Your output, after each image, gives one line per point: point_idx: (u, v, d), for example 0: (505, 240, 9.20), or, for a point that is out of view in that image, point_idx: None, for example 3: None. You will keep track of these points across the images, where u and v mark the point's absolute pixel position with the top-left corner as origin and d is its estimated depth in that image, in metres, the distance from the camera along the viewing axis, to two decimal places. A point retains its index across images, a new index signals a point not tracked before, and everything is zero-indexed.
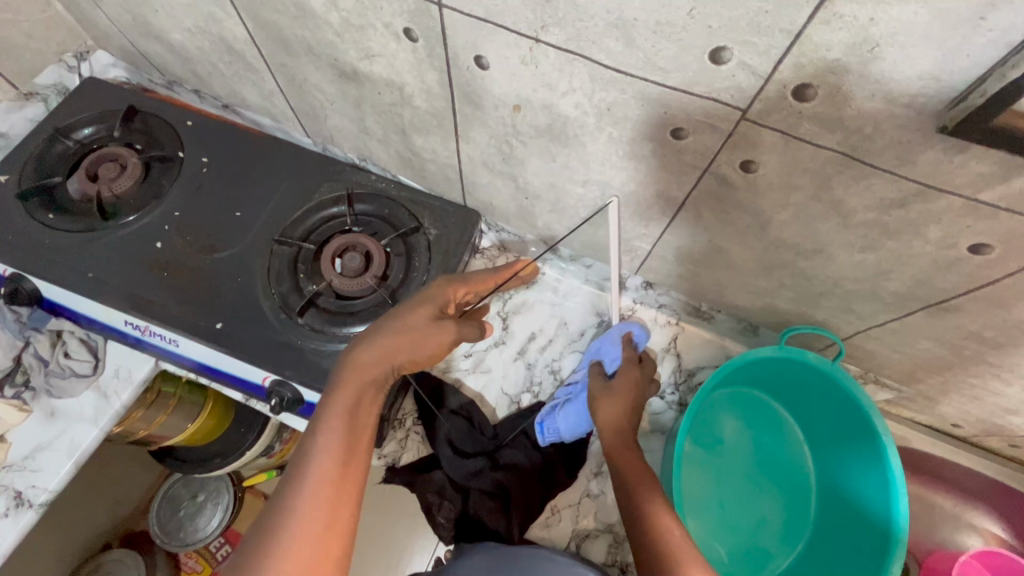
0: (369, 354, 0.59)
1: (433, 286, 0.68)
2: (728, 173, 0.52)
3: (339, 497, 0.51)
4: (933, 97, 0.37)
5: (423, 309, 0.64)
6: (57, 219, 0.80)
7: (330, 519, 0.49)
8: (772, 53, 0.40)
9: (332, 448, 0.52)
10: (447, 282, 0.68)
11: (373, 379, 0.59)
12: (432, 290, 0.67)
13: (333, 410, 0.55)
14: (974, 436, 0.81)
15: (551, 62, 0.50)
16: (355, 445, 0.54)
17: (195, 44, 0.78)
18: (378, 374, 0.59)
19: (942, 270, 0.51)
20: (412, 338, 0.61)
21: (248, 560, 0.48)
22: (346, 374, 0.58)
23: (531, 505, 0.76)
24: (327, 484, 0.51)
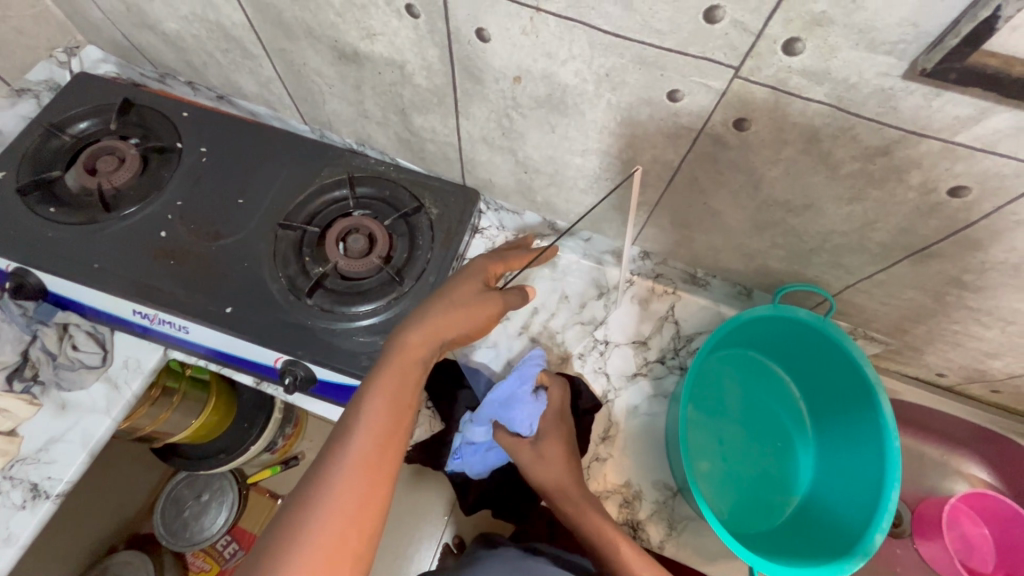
0: (414, 339, 0.60)
1: (474, 262, 0.70)
2: (721, 133, 0.55)
3: (376, 473, 0.52)
4: (913, 44, 0.40)
5: (471, 284, 0.66)
6: (58, 212, 0.80)
7: (366, 493, 0.51)
8: (763, 9, 0.42)
9: (375, 424, 0.54)
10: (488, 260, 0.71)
11: (419, 360, 0.59)
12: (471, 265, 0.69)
13: (378, 389, 0.56)
14: (958, 384, 0.85)
15: (551, 31, 0.52)
16: (397, 424, 0.55)
17: (191, 32, 0.79)
18: (425, 354, 0.60)
19: (925, 216, 0.55)
20: (456, 320, 0.63)
21: (282, 525, 0.49)
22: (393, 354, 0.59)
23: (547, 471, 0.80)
24: (368, 459, 0.52)
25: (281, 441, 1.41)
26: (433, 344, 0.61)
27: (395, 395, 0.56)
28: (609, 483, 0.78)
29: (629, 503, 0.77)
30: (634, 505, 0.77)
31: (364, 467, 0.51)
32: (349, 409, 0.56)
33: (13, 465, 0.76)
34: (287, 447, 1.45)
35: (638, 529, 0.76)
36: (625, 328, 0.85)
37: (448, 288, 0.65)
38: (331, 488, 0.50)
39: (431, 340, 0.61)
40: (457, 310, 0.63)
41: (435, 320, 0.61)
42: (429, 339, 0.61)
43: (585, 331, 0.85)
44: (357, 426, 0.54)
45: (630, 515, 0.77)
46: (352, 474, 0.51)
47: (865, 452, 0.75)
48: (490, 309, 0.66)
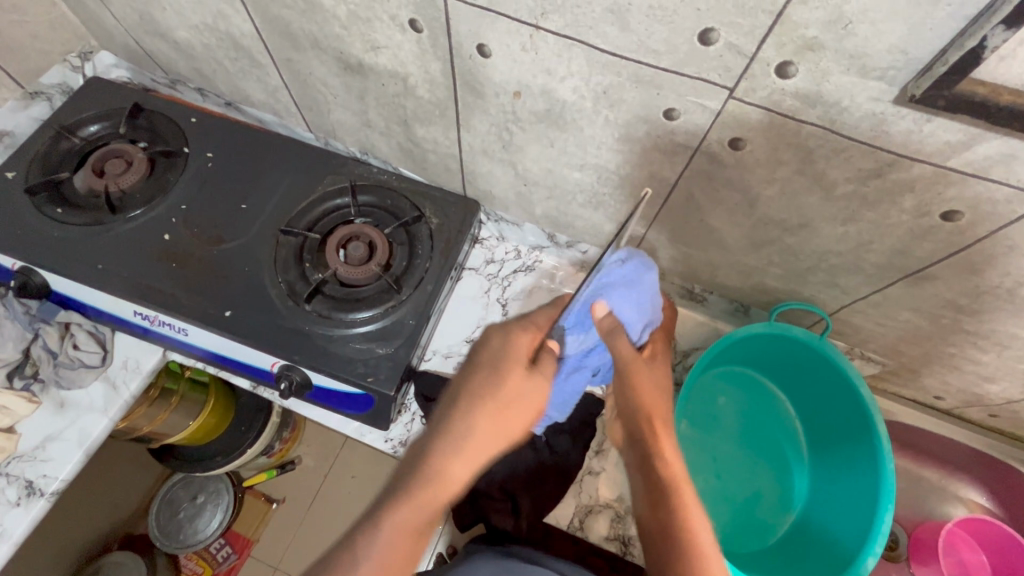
0: (450, 460, 0.56)
1: (513, 339, 0.61)
2: (717, 151, 0.56)
3: None
4: (903, 70, 0.41)
5: (518, 375, 0.59)
6: (65, 213, 0.81)
7: None
8: (756, 32, 0.43)
9: (398, 542, 0.53)
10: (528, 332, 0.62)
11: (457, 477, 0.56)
12: (518, 346, 0.61)
13: (408, 503, 0.54)
14: (955, 407, 0.85)
15: (550, 48, 0.53)
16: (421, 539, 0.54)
17: (201, 41, 0.80)
18: (465, 471, 0.56)
19: (919, 238, 0.55)
20: (496, 433, 0.57)
21: None
22: (428, 464, 0.56)
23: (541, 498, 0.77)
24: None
25: (277, 445, 1.42)
26: (472, 464, 0.56)
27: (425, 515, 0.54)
28: (601, 497, 0.78)
29: (620, 518, 0.77)
30: (625, 520, 0.77)
31: None
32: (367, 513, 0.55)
33: (10, 461, 0.77)
34: (284, 451, 1.46)
35: (629, 545, 0.76)
36: None
37: (491, 388, 0.58)
38: None
39: (467, 459, 0.56)
40: (500, 421, 0.57)
41: (476, 438, 0.56)
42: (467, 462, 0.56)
43: None
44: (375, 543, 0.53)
45: (621, 530, 0.77)
46: None
47: (861, 476, 0.74)
48: (534, 407, 0.60)
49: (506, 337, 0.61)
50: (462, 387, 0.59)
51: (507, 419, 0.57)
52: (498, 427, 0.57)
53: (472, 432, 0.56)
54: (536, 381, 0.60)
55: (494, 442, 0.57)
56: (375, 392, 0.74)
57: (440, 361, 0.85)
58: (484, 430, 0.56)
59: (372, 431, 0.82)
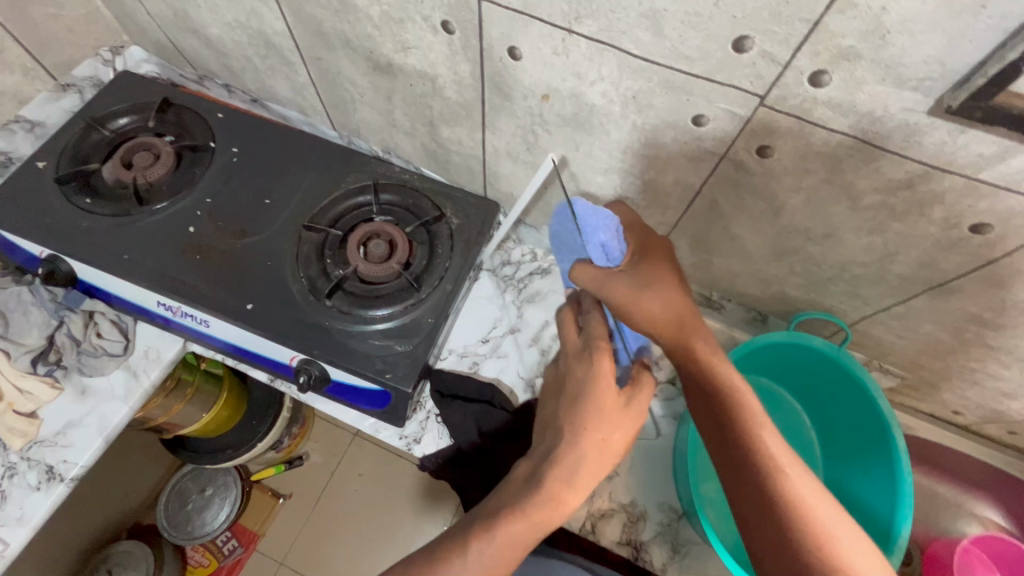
0: (563, 492, 0.52)
1: (598, 364, 0.57)
2: (744, 158, 0.56)
3: None
4: (939, 81, 0.41)
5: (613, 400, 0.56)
6: (93, 203, 0.83)
7: None
8: (791, 41, 0.43)
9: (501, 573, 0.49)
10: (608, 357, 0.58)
11: (563, 510, 0.53)
12: (602, 373, 0.57)
13: (513, 533, 0.50)
14: (974, 423, 0.84)
15: (582, 52, 0.54)
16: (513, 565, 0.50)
17: (232, 38, 0.82)
18: (567, 501, 0.53)
19: (946, 250, 0.55)
20: (601, 463, 0.55)
21: None
22: (540, 499, 0.52)
23: None
24: None
25: (287, 440, 1.43)
26: (578, 497, 0.54)
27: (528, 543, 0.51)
28: (613, 502, 0.78)
29: (632, 523, 0.77)
30: (638, 525, 0.77)
31: None
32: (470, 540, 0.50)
33: (32, 446, 0.78)
34: (292, 447, 1.47)
35: (641, 551, 0.76)
36: None
37: (597, 420, 0.55)
38: None
39: (575, 489, 0.53)
40: (604, 453, 0.55)
41: (585, 471, 0.54)
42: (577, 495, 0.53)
43: None
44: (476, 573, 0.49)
45: (634, 535, 0.76)
46: None
47: (878, 489, 0.74)
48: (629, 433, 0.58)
49: (595, 364, 0.57)
50: (564, 423, 0.56)
51: (610, 448, 0.55)
52: (602, 456, 0.55)
53: (578, 467, 0.53)
54: (637, 408, 0.57)
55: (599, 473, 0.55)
56: (393, 389, 0.74)
57: (455, 361, 0.86)
58: (593, 461, 0.54)
59: (387, 428, 0.82)
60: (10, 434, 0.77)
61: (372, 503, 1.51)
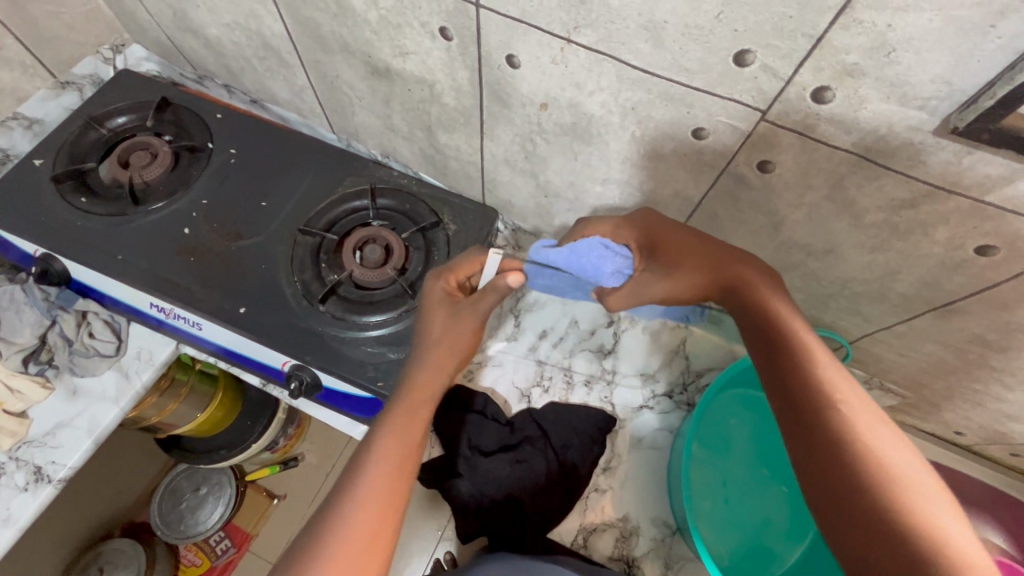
0: (393, 439, 0.57)
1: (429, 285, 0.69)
2: (745, 173, 0.55)
3: (398, 473, 0.55)
4: (945, 101, 0.40)
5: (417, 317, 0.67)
6: (88, 202, 0.82)
7: (391, 487, 0.54)
8: (794, 56, 0.42)
9: (398, 431, 0.58)
10: (473, 328, 0.66)
11: (432, 382, 0.63)
12: (465, 333, 0.66)
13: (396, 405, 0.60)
14: (976, 444, 0.83)
15: (581, 62, 0.53)
16: (412, 426, 0.59)
17: (231, 39, 0.81)
18: (434, 380, 0.63)
19: (949, 271, 0.53)
20: (412, 424, 0.59)
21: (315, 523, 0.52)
22: (406, 386, 0.63)
23: (549, 509, 0.76)
24: (392, 458, 0.56)
25: (282, 441, 1.42)
26: (439, 376, 0.64)
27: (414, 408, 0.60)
28: (606, 516, 0.77)
29: (625, 539, 0.76)
30: (631, 540, 0.76)
31: (389, 468, 0.55)
32: (344, 480, 0.55)
33: (21, 446, 0.77)
34: (288, 448, 1.45)
35: (633, 567, 0.75)
36: (633, 358, 0.84)
37: (416, 380, 0.63)
38: (358, 485, 0.54)
39: (431, 371, 0.64)
40: (416, 411, 0.60)
41: (400, 426, 0.58)
42: (396, 450, 0.56)
43: (594, 359, 0.85)
44: (376, 441, 0.57)
45: (626, 551, 0.75)
46: (377, 473, 0.54)
47: None
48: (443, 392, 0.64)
49: (460, 321, 0.66)
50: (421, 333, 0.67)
51: (446, 339, 0.65)
52: (415, 416, 0.60)
53: (387, 427, 0.58)
54: (441, 364, 0.65)
55: (416, 436, 0.59)
56: (385, 397, 0.73)
57: None
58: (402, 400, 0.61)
59: None
60: None
61: None
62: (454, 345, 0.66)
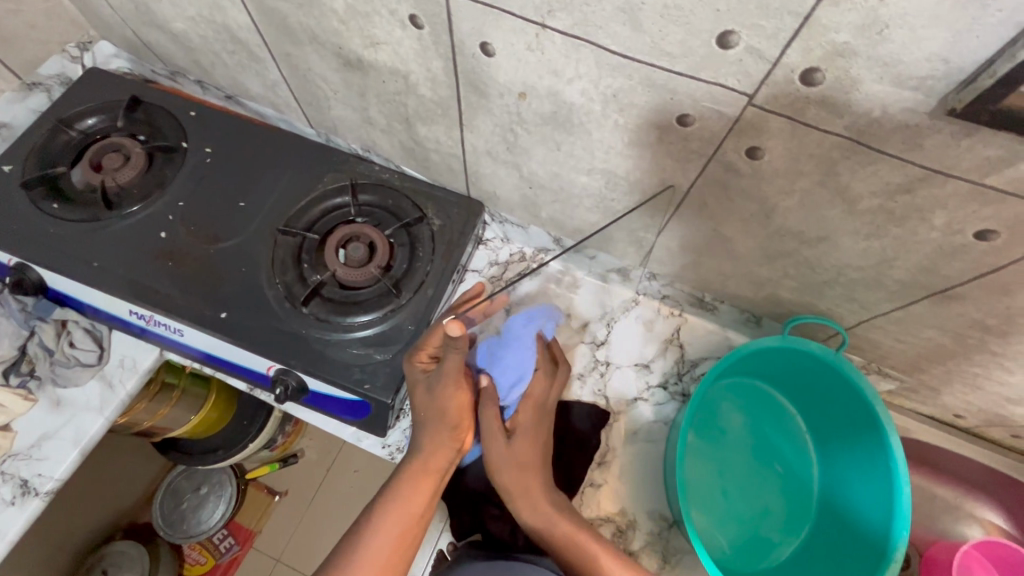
0: (394, 514, 0.60)
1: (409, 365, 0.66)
2: (733, 160, 0.52)
3: (405, 526, 0.60)
4: (941, 80, 0.37)
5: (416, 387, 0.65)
6: (61, 208, 0.80)
7: (396, 541, 0.59)
8: (780, 36, 0.40)
9: (407, 488, 0.62)
10: (458, 385, 0.64)
11: (444, 441, 0.64)
12: (452, 405, 0.64)
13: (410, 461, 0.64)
14: (976, 426, 0.81)
15: (557, 48, 0.50)
16: (420, 483, 0.62)
17: (198, 32, 0.78)
18: (445, 440, 0.65)
19: (948, 256, 0.51)
20: (415, 496, 0.62)
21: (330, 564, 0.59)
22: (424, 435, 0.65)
23: None
24: (400, 515, 0.61)
25: (279, 439, 1.41)
26: (446, 436, 0.64)
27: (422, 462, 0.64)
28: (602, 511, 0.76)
29: (622, 533, 0.75)
30: (627, 535, 0.75)
31: (394, 523, 0.60)
32: (347, 546, 0.59)
33: (5, 459, 0.76)
34: (286, 445, 1.45)
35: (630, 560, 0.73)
36: (627, 350, 0.82)
37: (420, 454, 0.64)
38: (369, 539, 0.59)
39: (440, 430, 0.64)
40: (421, 484, 0.62)
41: (401, 500, 0.61)
42: (396, 524, 0.60)
43: (588, 351, 0.83)
44: (388, 498, 0.62)
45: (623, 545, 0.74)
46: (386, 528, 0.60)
47: (874, 493, 0.73)
48: (448, 462, 0.65)
49: (438, 397, 0.63)
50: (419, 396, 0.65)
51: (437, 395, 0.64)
52: (415, 491, 0.62)
53: (391, 503, 0.61)
54: (441, 439, 0.65)
55: (418, 508, 0.61)
56: (372, 400, 0.72)
57: None
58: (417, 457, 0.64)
59: (370, 436, 0.81)
60: None
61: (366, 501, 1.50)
62: (446, 418, 0.64)
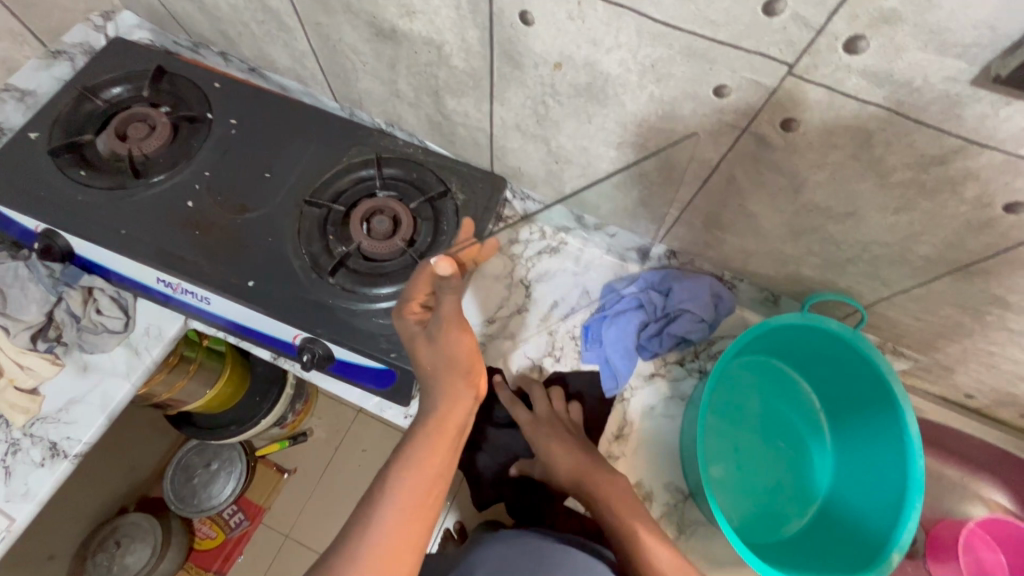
0: (416, 470, 0.60)
1: (401, 321, 0.66)
2: (767, 132, 0.53)
3: (429, 483, 0.60)
4: (986, 48, 0.38)
5: (417, 346, 0.65)
6: (88, 175, 0.80)
7: (421, 497, 0.59)
8: (828, 3, 0.40)
9: (426, 444, 0.61)
10: (462, 328, 0.63)
11: (456, 395, 0.63)
12: (460, 350, 0.63)
13: (427, 416, 0.63)
14: (986, 406, 0.83)
15: (599, 16, 0.51)
16: (440, 439, 0.62)
17: (227, 1, 0.78)
18: (458, 392, 0.63)
19: (975, 231, 0.52)
20: (435, 453, 0.61)
21: (353, 524, 0.59)
22: (438, 387, 0.64)
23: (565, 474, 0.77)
24: (423, 472, 0.60)
25: (291, 416, 1.43)
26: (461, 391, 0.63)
27: (439, 417, 0.63)
28: None
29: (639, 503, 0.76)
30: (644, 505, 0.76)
31: (417, 479, 0.60)
32: (370, 502, 0.59)
33: (34, 422, 0.77)
34: (296, 423, 1.48)
35: None
36: None
37: (435, 408, 0.63)
38: (391, 497, 0.59)
39: (452, 383, 0.63)
40: (439, 441, 0.62)
41: (422, 457, 0.60)
42: (418, 480, 0.59)
43: None
44: (408, 454, 0.61)
45: None
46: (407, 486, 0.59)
47: (886, 473, 0.74)
48: (466, 414, 0.64)
49: (442, 343, 0.62)
50: (430, 349, 0.64)
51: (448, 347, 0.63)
52: (435, 447, 0.61)
53: (408, 464, 0.60)
54: (456, 392, 0.63)
55: (437, 467, 0.61)
56: (399, 368, 0.73)
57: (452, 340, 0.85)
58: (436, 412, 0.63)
59: (392, 407, 0.82)
60: (13, 411, 0.77)
61: None
62: (457, 366, 0.63)
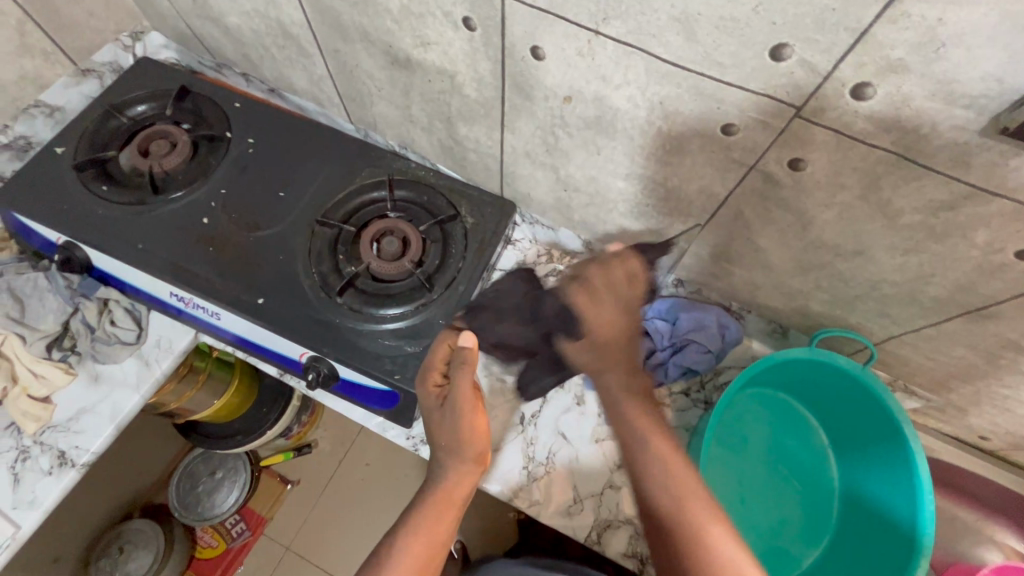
0: (417, 540, 0.60)
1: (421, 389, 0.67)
2: (774, 171, 0.53)
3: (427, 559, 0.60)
4: (994, 99, 0.38)
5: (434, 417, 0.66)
6: (109, 190, 0.83)
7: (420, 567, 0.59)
8: (835, 51, 0.41)
9: (430, 514, 0.62)
10: (475, 409, 0.64)
11: (463, 471, 0.64)
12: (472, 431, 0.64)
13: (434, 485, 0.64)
14: (1001, 449, 0.81)
15: (608, 54, 0.51)
16: (444, 511, 0.62)
17: (250, 26, 0.81)
18: (466, 470, 0.64)
19: (987, 275, 0.52)
20: (438, 524, 0.61)
21: None
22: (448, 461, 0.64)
23: (565, 502, 0.76)
24: (425, 544, 0.60)
25: (295, 428, 1.43)
26: (469, 468, 0.64)
27: (446, 489, 0.63)
28: (619, 513, 0.76)
29: (639, 536, 0.75)
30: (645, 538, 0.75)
31: (420, 549, 0.60)
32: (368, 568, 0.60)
33: (45, 430, 0.79)
34: (302, 434, 1.48)
35: (647, 564, 0.74)
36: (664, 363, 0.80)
37: (443, 480, 0.64)
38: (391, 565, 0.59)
39: (460, 458, 0.64)
40: (443, 509, 0.62)
41: (426, 525, 0.61)
42: (419, 551, 0.60)
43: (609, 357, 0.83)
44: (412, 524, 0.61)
45: (640, 548, 0.74)
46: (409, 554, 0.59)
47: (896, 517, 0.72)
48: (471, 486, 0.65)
49: (456, 420, 0.64)
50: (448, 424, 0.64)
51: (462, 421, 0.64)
52: (439, 516, 0.62)
53: (411, 529, 0.61)
54: (462, 466, 0.64)
55: (439, 538, 0.61)
56: (401, 390, 0.73)
57: None
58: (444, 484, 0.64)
59: (394, 427, 0.82)
60: (23, 418, 0.78)
61: (380, 494, 1.52)
62: (467, 447, 0.64)
